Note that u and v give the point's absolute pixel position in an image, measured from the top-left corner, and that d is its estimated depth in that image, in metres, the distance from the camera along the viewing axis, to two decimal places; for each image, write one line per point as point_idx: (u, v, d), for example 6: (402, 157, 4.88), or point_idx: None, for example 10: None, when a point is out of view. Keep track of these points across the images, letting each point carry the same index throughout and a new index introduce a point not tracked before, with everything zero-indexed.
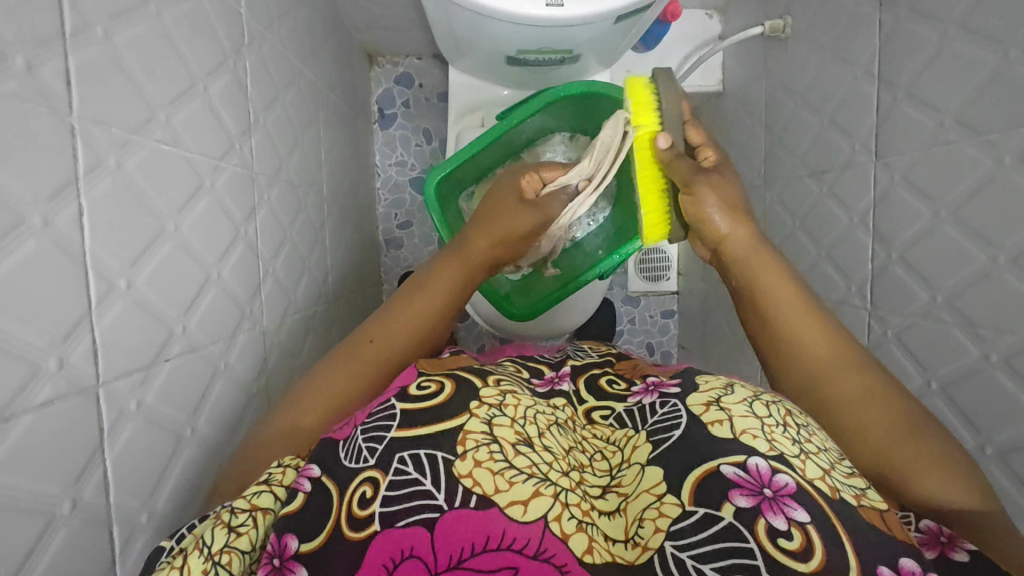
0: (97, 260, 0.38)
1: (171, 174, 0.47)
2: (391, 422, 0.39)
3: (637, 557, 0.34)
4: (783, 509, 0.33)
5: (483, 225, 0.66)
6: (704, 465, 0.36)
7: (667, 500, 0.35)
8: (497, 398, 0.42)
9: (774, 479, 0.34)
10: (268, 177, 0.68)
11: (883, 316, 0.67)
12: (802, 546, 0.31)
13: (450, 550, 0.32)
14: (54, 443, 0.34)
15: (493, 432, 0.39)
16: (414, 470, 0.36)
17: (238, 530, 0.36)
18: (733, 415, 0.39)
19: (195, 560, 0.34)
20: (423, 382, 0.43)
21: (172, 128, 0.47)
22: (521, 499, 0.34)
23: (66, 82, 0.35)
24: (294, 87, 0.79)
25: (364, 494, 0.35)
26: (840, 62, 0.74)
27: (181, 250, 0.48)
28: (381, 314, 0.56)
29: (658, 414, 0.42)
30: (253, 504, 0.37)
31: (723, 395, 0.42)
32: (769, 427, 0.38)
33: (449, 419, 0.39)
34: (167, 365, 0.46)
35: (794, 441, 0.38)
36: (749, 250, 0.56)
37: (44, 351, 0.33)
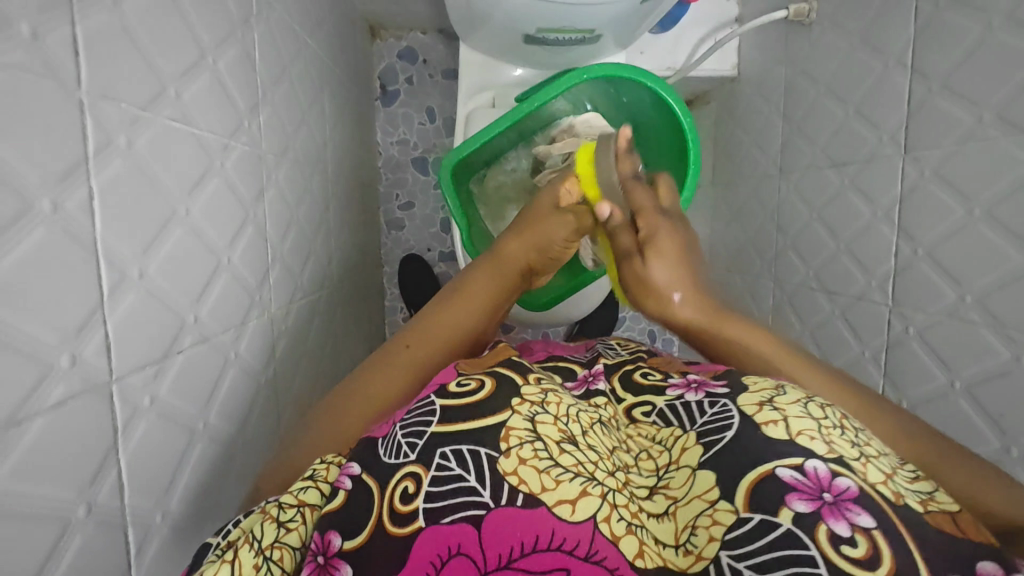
0: (109, 248, 0.35)
1: (181, 154, 0.44)
2: (431, 417, 0.37)
3: (690, 565, 0.31)
4: (845, 514, 0.30)
5: (518, 230, 0.62)
6: (758, 468, 0.34)
7: (720, 507, 0.33)
8: (539, 396, 0.40)
9: (834, 482, 0.32)
10: (276, 156, 0.65)
11: (906, 313, 0.66)
12: (868, 554, 0.28)
13: (500, 549, 0.31)
14: (67, 445, 0.31)
15: (537, 430, 0.37)
16: (458, 466, 0.34)
17: (287, 526, 0.34)
18: (787, 416, 0.37)
19: (245, 554, 0.33)
20: (463, 378, 0.41)
21: (182, 105, 0.44)
22: (569, 498, 0.33)
23: (74, 53, 0.32)
24: (300, 61, 0.75)
25: (406, 489, 0.34)
26: (869, 50, 0.72)
27: (192, 235, 0.46)
28: (420, 318, 0.55)
29: (708, 414, 0.41)
30: (300, 499, 0.36)
31: (775, 395, 0.40)
32: (827, 430, 0.36)
33: (490, 417, 0.37)
34: (179, 358, 0.43)
35: (853, 444, 0.36)
36: (698, 315, 0.54)
37: (56, 348, 0.31)
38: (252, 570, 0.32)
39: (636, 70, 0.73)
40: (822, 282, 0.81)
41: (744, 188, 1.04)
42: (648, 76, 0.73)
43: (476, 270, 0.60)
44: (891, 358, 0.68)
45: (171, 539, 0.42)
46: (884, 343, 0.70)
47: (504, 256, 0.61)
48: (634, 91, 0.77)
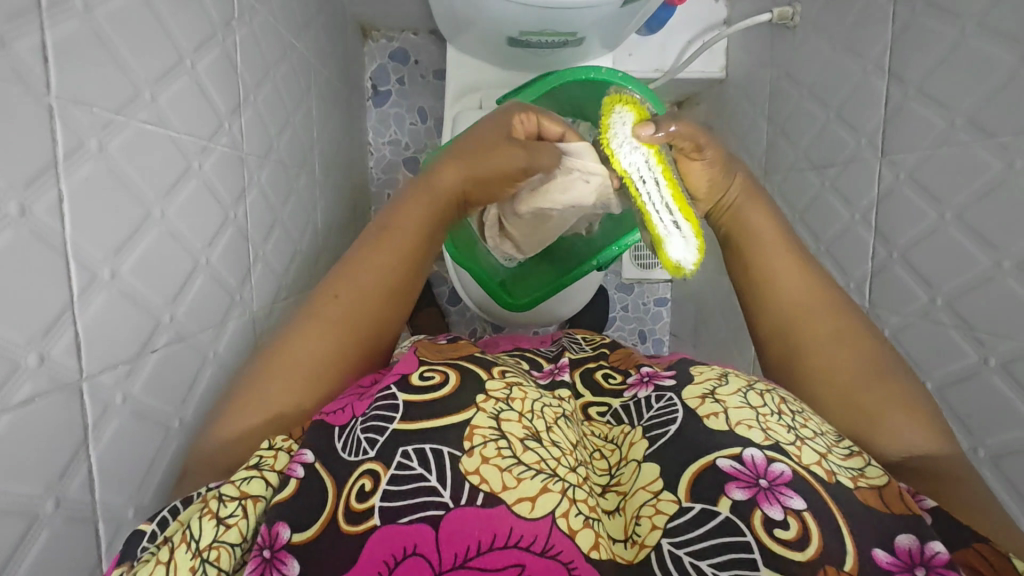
0: (78, 249, 0.36)
1: (157, 156, 0.45)
2: (392, 413, 0.38)
3: (636, 556, 0.33)
4: (779, 497, 0.33)
5: (453, 161, 0.57)
6: (699, 460, 0.35)
7: (664, 497, 0.34)
8: (504, 391, 0.40)
9: (770, 468, 0.34)
10: (259, 157, 0.66)
11: (881, 315, 0.66)
12: (798, 536, 0.31)
13: (456, 548, 0.32)
14: (34, 441, 0.32)
15: (502, 428, 0.37)
16: (419, 465, 0.35)
17: (227, 522, 0.34)
18: (727, 408, 0.39)
19: (182, 556, 0.32)
20: (426, 371, 0.41)
21: (157, 108, 0.45)
22: (528, 495, 0.34)
23: (42, 60, 0.33)
24: (285, 62, 0.76)
25: (364, 488, 0.34)
26: (849, 54, 0.72)
27: (167, 236, 0.46)
28: (347, 261, 0.51)
29: (653, 410, 0.41)
30: (243, 491, 0.35)
31: (717, 387, 0.41)
32: (764, 416, 0.38)
33: (453, 414, 0.38)
34: (153, 356, 0.44)
35: (788, 428, 0.38)
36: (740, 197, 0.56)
37: (24, 347, 0.32)
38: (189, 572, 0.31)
39: (617, 73, 0.75)
40: None
41: None
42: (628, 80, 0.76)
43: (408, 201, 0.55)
44: None
45: None
46: None
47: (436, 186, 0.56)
48: None
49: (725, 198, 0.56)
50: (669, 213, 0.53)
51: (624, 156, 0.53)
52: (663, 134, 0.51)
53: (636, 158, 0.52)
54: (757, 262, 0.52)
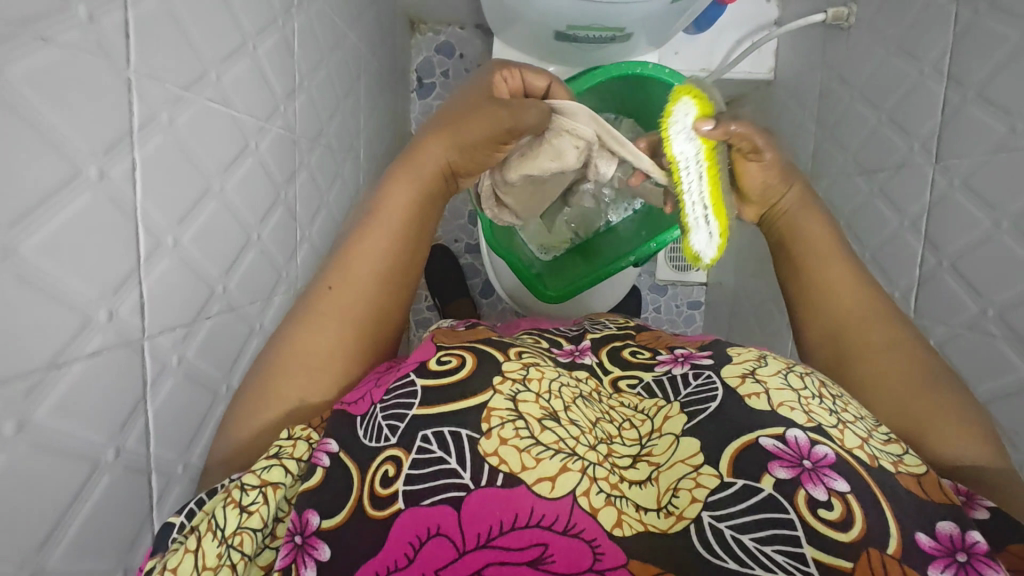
0: (147, 215, 0.38)
1: (217, 133, 0.47)
2: (412, 400, 0.38)
3: (671, 526, 0.34)
4: (823, 479, 0.33)
5: (438, 130, 0.52)
6: (742, 437, 0.36)
7: (705, 471, 0.35)
8: (520, 372, 0.41)
9: (813, 450, 0.34)
10: (310, 141, 0.69)
11: (926, 325, 0.64)
12: (842, 517, 0.32)
13: (479, 528, 0.33)
14: (100, 392, 0.34)
15: (519, 409, 0.38)
16: (438, 449, 0.36)
17: (249, 509, 0.36)
18: (768, 388, 0.39)
19: (209, 543, 0.34)
20: (443, 356, 0.42)
21: (221, 87, 0.47)
22: (548, 475, 0.34)
23: (124, 35, 0.35)
24: (337, 51, 0.78)
25: (386, 473, 0.36)
26: (905, 56, 0.70)
27: (225, 210, 0.49)
28: (341, 249, 0.49)
29: (692, 385, 0.41)
30: (264, 479, 0.37)
31: (757, 366, 0.41)
32: (806, 400, 0.38)
33: (473, 397, 0.39)
34: (207, 323, 0.46)
35: (830, 411, 0.38)
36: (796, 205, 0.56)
37: (96, 302, 0.34)
38: (215, 558, 0.34)
39: (664, 69, 0.74)
40: None
41: None
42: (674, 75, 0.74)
43: (395, 180, 0.51)
44: None
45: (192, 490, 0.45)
46: None
47: (417, 160, 0.52)
48: (661, 92, 0.78)
49: (781, 203, 0.56)
50: (703, 206, 0.51)
51: (678, 143, 0.49)
52: (720, 131, 0.48)
53: (688, 149, 0.49)
54: (818, 278, 0.52)
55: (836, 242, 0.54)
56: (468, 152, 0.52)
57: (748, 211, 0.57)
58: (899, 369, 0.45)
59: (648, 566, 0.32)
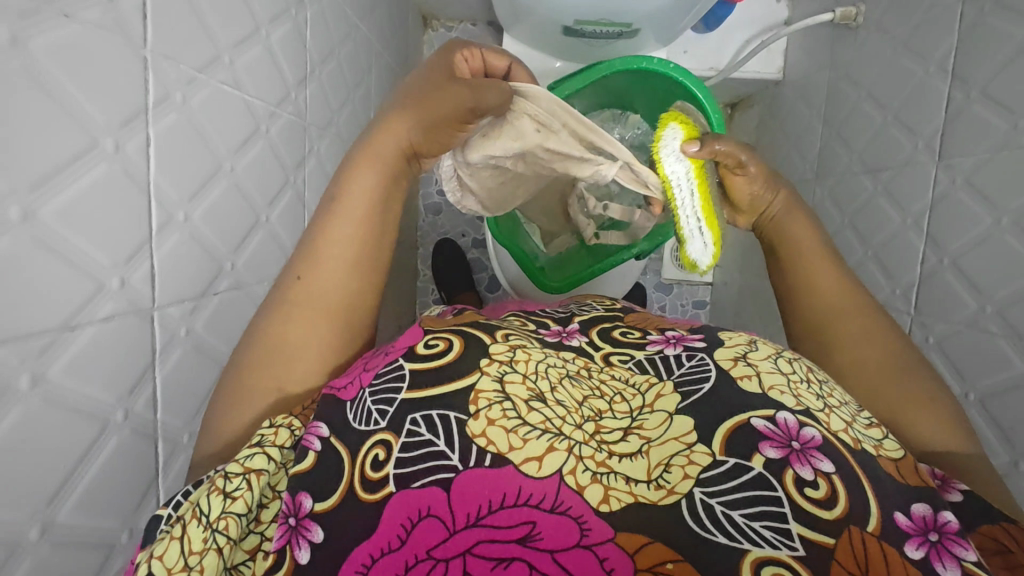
0: (159, 189, 0.40)
1: (229, 115, 0.48)
2: (400, 384, 0.39)
3: (662, 497, 0.34)
4: (810, 460, 0.34)
5: (405, 105, 0.48)
6: (731, 419, 0.36)
7: (697, 449, 0.35)
8: (507, 354, 0.42)
9: (802, 432, 0.35)
10: (320, 129, 0.70)
11: (926, 322, 0.65)
12: (827, 495, 0.32)
13: (468, 508, 0.33)
14: (112, 356, 0.36)
15: (506, 390, 0.39)
16: (427, 432, 0.36)
17: (233, 495, 0.35)
18: (760, 372, 0.40)
19: (194, 530, 0.33)
20: (431, 339, 0.42)
21: (234, 71, 0.49)
22: (535, 455, 0.35)
23: (142, 15, 0.37)
24: (350, 43, 0.80)
25: (377, 457, 0.36)
26: (911, 55, 0.71)
27: (234, 190, 0.50)
28: (305, 239, 0.48)
29: (685, 366, 0.42)
30: (247, 466, 0.37)
31: (748, 351, 0.43)
32: (794, 384, 0.39)
33: (460, 379, 0.39)
34: (215, 299, 0.48)
35: (817, 396, 0.39)
36: (783, 211, 0.58)
37: (109, 270, 0.35)
38: (202, 542, 0.33)
39: (669, 63, 0.74)
40: None
41: None
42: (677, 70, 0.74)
43: (353, 169, 0.48)
44: None
45: None
46: None
47: (376, 144, 0.48)
48: (666, 86, 0.78)
49: (770, 209, 0.59)
50: (696, 218, 0.52)
51: (669, 163, 0.52)
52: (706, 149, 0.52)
53: (678, 168, 0.52)
54: (801, 277, 0.54)
55: (819, 244, 0.56)
56: (436, 134, 0.49)
57: (742, 219, 0.61)
58: (866, 360, 0.47)
59: (636, 535, 0.32)
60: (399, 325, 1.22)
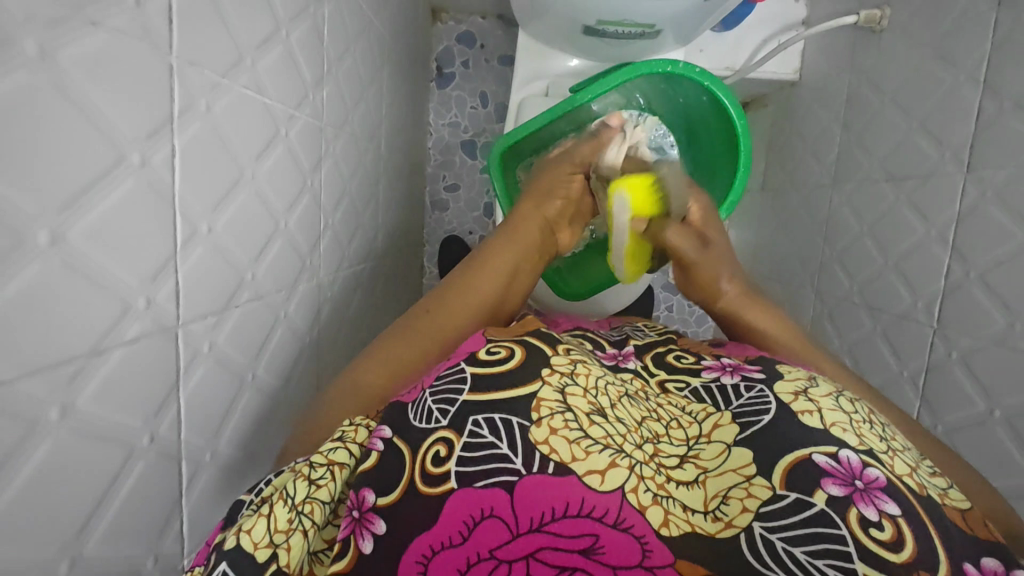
0: (184, 202, 0.38)
1: (251, 120, 0.47)
2: (461, 386, 0.39)
3: (719, 530, 0.34)
4: (874, 501, 0.33)
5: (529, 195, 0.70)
6: (794, 453, 0.36)
7: (757, 482, 0.35)
8: (568, 367, 0.42)
9: (865, 471, 0.35)
10: (336, 129, 0.68)
11: (950, 336, 0.64)
12: (894, 538, 0.31)
13: (531, 513, 0.33)
14: (139, 379, 0.35)
15: (567, 401, 0.39)
16: (489, 434, 0.36)
17: (318, 482, 0.37)
18: (822, 407, 0.40)
19: (281, 509, 0.36)
20: (492, 347, 0.43)
21: (256, 74, 0.47)
22: (598, 468, 0.35)
23: (168, 20, 0.35)
24: (365, 38, 0.78)
25: (438, 453, 0.36)
26: (939, 62, 0.69)
27: (255, 198, 0.48)
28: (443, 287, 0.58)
29: (745, 397, 0.42)
30: (330, 458, 0.39)
31: (810, 386, 0.42)
32: (858, 424, 0.39)
33: (519, 387, 0.39)
34: (236, 311, 0.46)
35: (881, 437, 0.39)
36: (734, 301, 0.62)
37: (135, 289, 0.34)
38: (287, 522, 0.35)
39: (695, 68, 0.73)
40: (866, 299, 0.80)
41: (795, 195, 1.03)
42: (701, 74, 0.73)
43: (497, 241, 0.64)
44: (929, 382, 0.66)
45: (217, 476, 0.46)
46: (924, 365, 0.67)
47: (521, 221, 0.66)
48: (688, 89, 0.77)
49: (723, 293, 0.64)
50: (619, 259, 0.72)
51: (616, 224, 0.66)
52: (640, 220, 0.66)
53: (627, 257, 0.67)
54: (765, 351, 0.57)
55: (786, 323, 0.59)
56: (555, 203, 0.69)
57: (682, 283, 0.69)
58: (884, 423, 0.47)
59: (695, 565, 0.32)
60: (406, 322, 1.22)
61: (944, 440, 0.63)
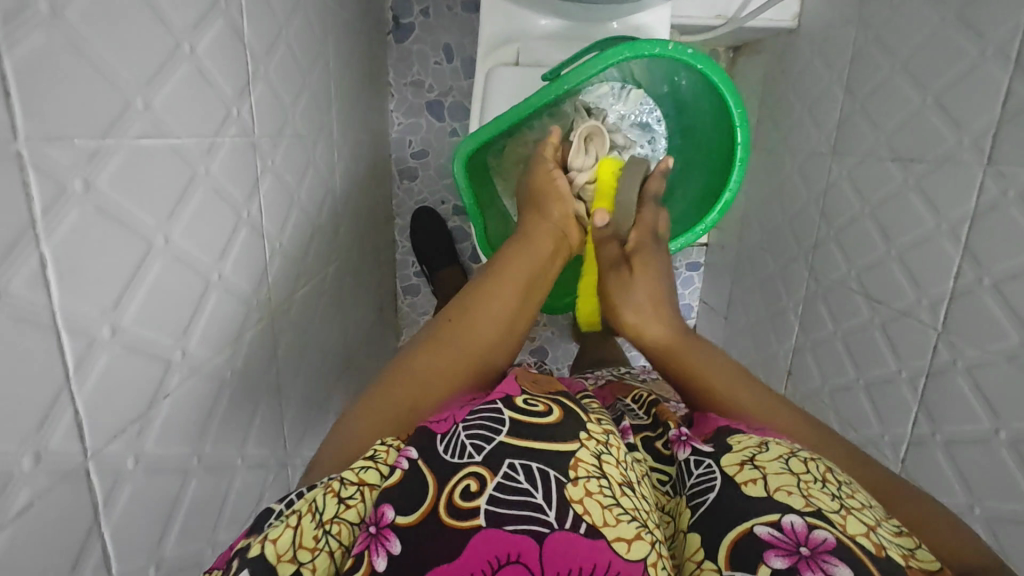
0: (73, 314, 0.31)
1: (157, 174, 0.39)
2: (500, 428, 0.39)
3: None
4: (821, 567, 0.31)
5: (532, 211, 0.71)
6: (737, 526, 0.34)
7: (706, 566, 0.34)
8: (603, 435, 0.41)
9: (811, 535, 0.32)
10: (273, 138, 0.59)
11: (955, 342, 0.60)
12: None
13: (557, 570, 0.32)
14: (36, 549, 0.30)
15: (602, 467, 0.38)
16: (524, 481, 0.35)
17: (347, 502, 0.36)
18: (766, 474, 0.37)
19: (308, 525, 0.35)
20: (529, 398, 0.43)
21: (154, 115, 0.38)
22: (626, 537, 0.34)
23: (3, 98, 0.26)
24: (300, 12, 0.66)
25: (468, 487, 0.35)
26: (962, 28, 0.61)
27: (175, 263, 0.41)
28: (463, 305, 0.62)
29: (693, 475, 0.40)
30: (361, 478, 0.38)
31: (757, 452, 0.40)
32: (806, 484, 0.36)
33: (561, 442, 0.38)
34: (168, 401, 0.40)
35: (831, 495, 0.36)
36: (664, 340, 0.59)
37: (13, 453, 0.28)
38: (313, 540, 0.34)
39: (687, 50, 0.62)
40: (864, 285, 0.75)
41: (789, 160, 0.96)
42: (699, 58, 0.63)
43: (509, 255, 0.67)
44: (929, 386, 0.63)
45: None
46: (924, 368, 0.64)
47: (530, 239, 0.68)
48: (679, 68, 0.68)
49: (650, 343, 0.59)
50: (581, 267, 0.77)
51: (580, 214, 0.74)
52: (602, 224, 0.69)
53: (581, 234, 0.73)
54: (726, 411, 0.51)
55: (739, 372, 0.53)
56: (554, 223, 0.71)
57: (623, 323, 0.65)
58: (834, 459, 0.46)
59: None
60: (381, 304, 1.16)
61: (943, 450, 0.61)
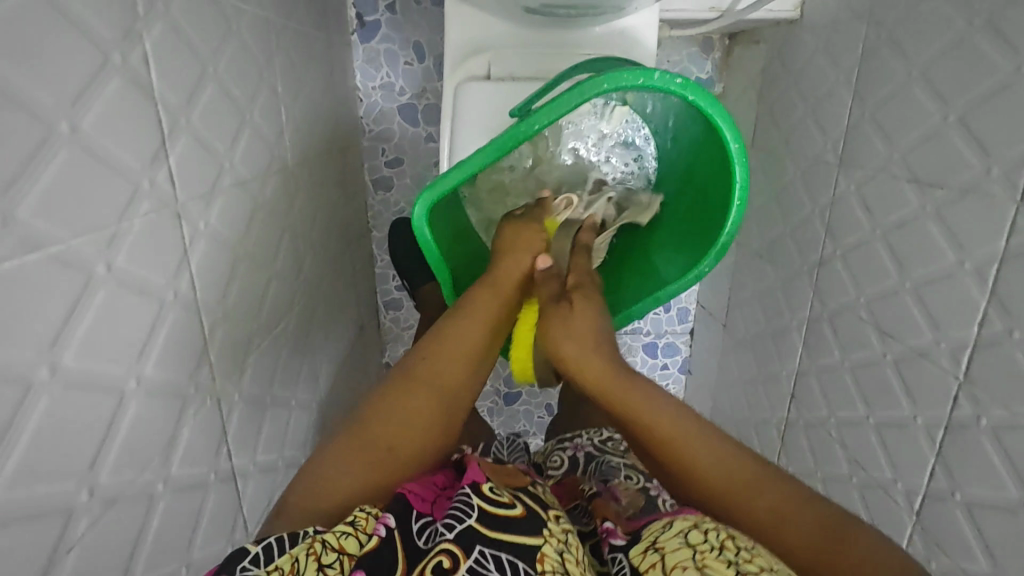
0: None
1: (33, 296, 0.32)
2: (470, 510, 0.45)
3: None
4: None
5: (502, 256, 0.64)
6: None
7: None
8: (562, 534, 0.47)
9: None
10: (205, 196, 0.51)
11: (979, 396, 0.54)
12: None
13: None
14: None
15: (562, 560, 0.44)
16: (490, 567, 0.41)
17: (327, 568, 0.40)
18: (665, 554, 0.43)
19: None
20: (496, 486, 0.48)
21: (20, 228, 0.31)
22: None
23: None
24: (231, 39, 0.57)
25: (440, 563, 0.41)
26: (992, 36, 0.53)
27: (73, 390, 0.35)
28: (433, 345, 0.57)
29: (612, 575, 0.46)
30: (341, 545, 0.42)
31: (659, 535, 0.46)
32: (702, 555, 0.41)
33: (525, 536, 0.44)
34: (72, 551, 0.36)
35: (728, 562, 0.41)
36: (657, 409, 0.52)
37: None
38: None
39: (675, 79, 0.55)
40: (874, 316, 0.69)
41: (790, 165, 0.89)
42: (692, 88, 0.56)
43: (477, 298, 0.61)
44: (948, 439, 0.58)
45: None
46: (942, 418, 0.59)
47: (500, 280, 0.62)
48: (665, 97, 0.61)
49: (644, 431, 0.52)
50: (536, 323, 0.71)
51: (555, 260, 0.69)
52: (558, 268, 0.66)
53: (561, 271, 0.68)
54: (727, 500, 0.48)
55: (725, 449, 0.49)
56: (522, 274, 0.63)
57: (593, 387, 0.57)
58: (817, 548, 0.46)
59: None
60: (360, 326, 1.10)
61: (964, 510, 0.56)
